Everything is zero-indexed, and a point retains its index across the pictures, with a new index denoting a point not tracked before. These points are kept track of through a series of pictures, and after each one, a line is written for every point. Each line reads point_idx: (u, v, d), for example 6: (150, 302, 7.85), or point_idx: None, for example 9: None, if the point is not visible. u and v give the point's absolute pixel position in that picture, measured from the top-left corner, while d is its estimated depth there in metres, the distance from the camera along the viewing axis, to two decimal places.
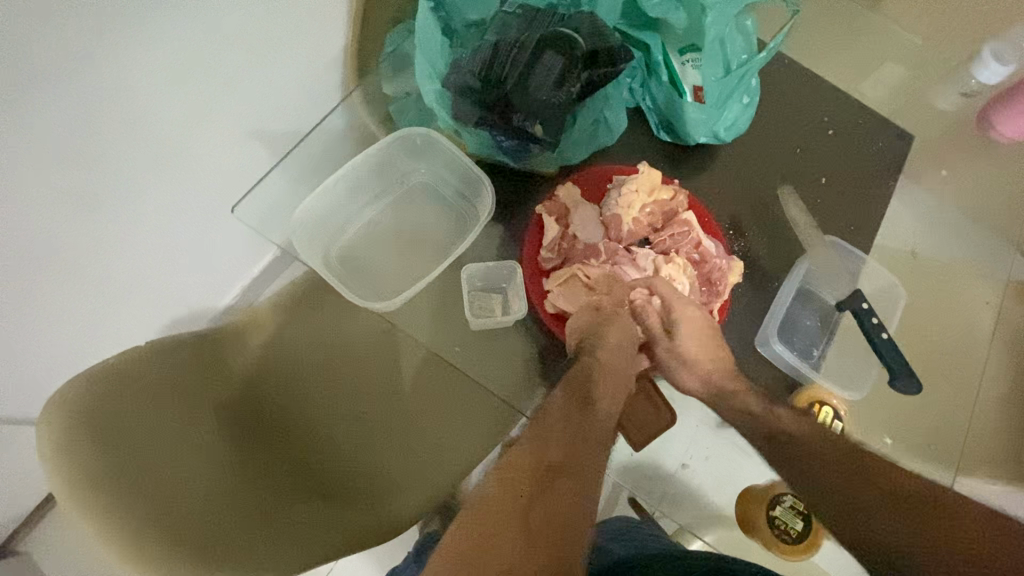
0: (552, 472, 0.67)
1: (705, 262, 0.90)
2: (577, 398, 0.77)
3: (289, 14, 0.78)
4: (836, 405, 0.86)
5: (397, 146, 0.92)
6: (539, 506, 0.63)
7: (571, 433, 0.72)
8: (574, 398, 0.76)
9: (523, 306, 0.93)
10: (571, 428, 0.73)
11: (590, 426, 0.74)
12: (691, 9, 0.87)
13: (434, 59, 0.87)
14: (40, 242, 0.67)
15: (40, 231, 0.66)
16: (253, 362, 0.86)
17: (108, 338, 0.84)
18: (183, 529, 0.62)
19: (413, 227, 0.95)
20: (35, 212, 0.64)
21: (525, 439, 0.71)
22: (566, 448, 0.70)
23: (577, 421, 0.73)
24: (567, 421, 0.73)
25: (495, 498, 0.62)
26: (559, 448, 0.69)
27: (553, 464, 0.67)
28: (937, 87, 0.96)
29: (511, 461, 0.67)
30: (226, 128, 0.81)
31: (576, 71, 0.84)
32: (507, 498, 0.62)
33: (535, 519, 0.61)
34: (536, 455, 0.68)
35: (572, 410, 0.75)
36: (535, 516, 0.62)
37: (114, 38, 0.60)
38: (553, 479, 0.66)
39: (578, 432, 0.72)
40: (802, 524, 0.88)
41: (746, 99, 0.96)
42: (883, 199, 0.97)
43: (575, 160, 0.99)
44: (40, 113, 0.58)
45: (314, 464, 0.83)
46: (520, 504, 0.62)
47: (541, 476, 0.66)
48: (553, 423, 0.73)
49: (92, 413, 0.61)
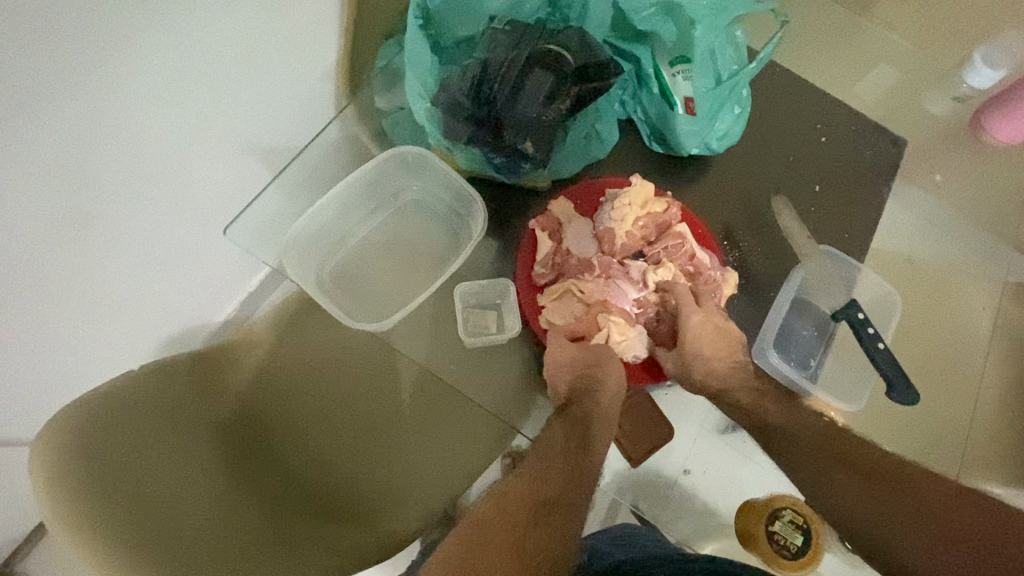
0: (550, 504, 0.58)
1: (700, 279, 0.77)
2: (577, 439, 0.65)
3: (281, 28, 0.71)
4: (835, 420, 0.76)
5: (387, 163, 0.79)
6: (534, 538, 0.54)
7: (571, 470, 0.62)
8: (572, 428, 0.66)
9: (518, 323, 0.81)
10: (571, 459, 0.63)
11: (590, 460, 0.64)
12: (682, 20, 0.75)
13: (420, 73, 0.71)
14: (25, 266, 0.59)
15: (21, 255, 0.58)
16: (251, 377, 0.74)
17: (100, 361, 0.76)
18: (188, 559, 0.53)
19: (405, 244, 0.82)
20: (21, 232, 0.56)
21: (521, 470, 0.61)
22: (564, 481, 0.61)
23: (576, 455, 0.64)
24: (566, 455, 0.63)
25: (489, 523, 0.54)
26: (560, 479, 0.61)
27: (547, 497, 0.58)
28: (934, 87, 0.90)
29: (503, 491, 0.58)
30: (217, 145, 0.73)
31: (567, 85, 0.69)
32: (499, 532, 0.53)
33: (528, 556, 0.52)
34: (531, 486, 0.59)
35: (571, 441, 0.65)
36: (529, 549, 0.53)
37: (119, 39, 0.54)
38: (547, 510, 0.57)
39: (576, 468, 0.63)
40: (803, 538, 0.76)
41: (738, 109, 0.82)
42: (880, 206, 0.86)
43: (567, 174, 0.83)
44: (28, 122, 0.51)
45: (318, 484, 0.71)
46: (513, 535, 0.53)
47: (537, 509, 0.57)
48: (553, 452, 0.64)
49: (89, 443, 0.53)
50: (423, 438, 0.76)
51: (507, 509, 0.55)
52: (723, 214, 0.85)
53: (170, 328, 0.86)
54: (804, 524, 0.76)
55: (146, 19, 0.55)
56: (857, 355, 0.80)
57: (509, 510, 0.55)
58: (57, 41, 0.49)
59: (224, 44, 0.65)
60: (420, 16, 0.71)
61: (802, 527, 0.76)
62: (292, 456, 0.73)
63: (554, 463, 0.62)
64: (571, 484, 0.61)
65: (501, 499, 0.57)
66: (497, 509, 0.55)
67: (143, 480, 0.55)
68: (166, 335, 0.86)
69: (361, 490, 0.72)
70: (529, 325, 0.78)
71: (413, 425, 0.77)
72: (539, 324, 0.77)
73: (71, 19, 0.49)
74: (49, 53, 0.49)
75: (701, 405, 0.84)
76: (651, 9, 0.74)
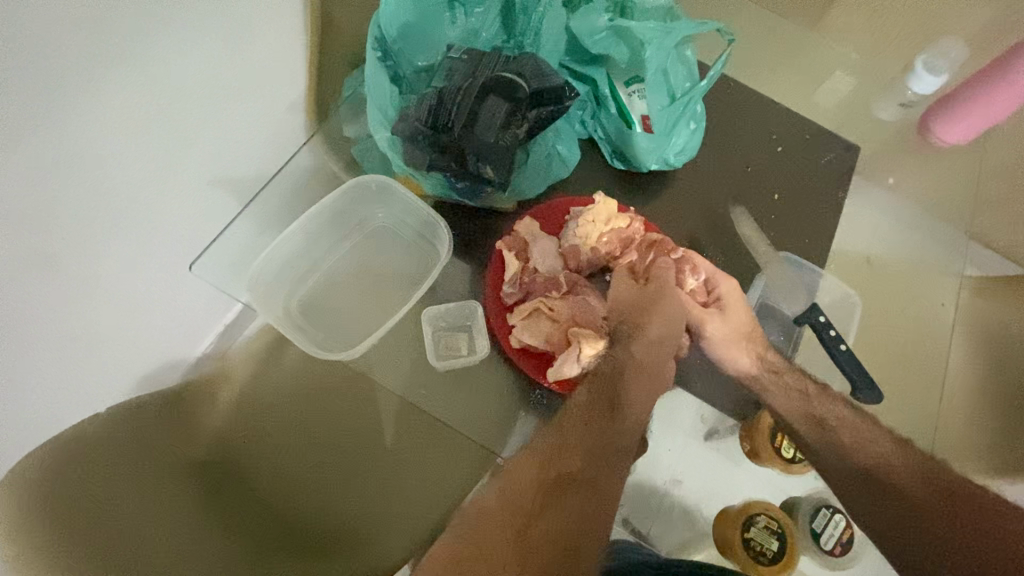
0: (561, 482, 0.57)
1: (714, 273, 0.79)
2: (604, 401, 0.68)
3: (246, 63, 0.73)
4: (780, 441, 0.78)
5: (351, 193, 0.81)
6: (540, 526, 0.52)
7: (592, 443, 0.62)
8: (600, 394, 0.68)
9: (488, 342, 0.81)
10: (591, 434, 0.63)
11: (616, 434, 0.65)
12: (633, 43, 0.78)
13: (382, 103, 0.75)
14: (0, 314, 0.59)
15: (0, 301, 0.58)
16: (227, 413, 0.75)
17: (76, 403, 0.75)
18: None
19: (375, 270, 0.83)
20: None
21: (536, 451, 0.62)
22: (584, 454, 0.60)
23: (599, 425, 0.65)
24: (587, 426, 0.64)
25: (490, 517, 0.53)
26: (579, 458, 0.60)
27: (564, 473, 0.58)
28: (883, 94, 0.93)
29: (512, 476, 0.58)
30: (187, 180, 0.74)
31: (522, 110, 0.72)
32: (503, 521, 0.52)
33: (535, 538, 0.51)
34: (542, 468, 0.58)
35: (598, 406, 0.67)
36: (535, 536, 0.51)
37: (90, 84, 0.56)
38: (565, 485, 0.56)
39: (595, 440, 0.62)
40: (778, 542, 0.77)
41: (693, 124, 0.85)
42: (836, 211, 0.90)
43: (532, 194, 0.85)
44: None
45: (294, 515, 0.70)
46: (517, 527, 0.52)
47: (548, 489, 0.56)
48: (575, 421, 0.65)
49: (64, 485, 0.52)
50: (402, 468, 0.76)
51: (511, 498, 0.55)
52: (687, 225, 0.87)
53: (146, 364, 0.85)
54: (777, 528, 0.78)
55: (113, 65, 0.57)
56: (821, 355, 0.83)
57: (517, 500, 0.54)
58: (23, 82, 0.50)
59: (191, 85, 0.66)
60: (379, 49, 0.74)
61: (777, 530, 0.78)
62: (267, 488, 0.72)
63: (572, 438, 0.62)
64: (590, 459, 0.60)
65: (505, 498, 0.55)
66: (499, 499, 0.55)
67: (117, 519, 0.54)
68: (144, 372, 0.85)
69: (339, 516, 0.72)
70: (500, 343, 0.79)
71: (390, 453, 0.77)
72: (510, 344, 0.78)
73: (37, 67, 0.51)
74: (15, 102, 0.50)
75: (691, 411, 0.81)
76: (603, 33, 0.79)
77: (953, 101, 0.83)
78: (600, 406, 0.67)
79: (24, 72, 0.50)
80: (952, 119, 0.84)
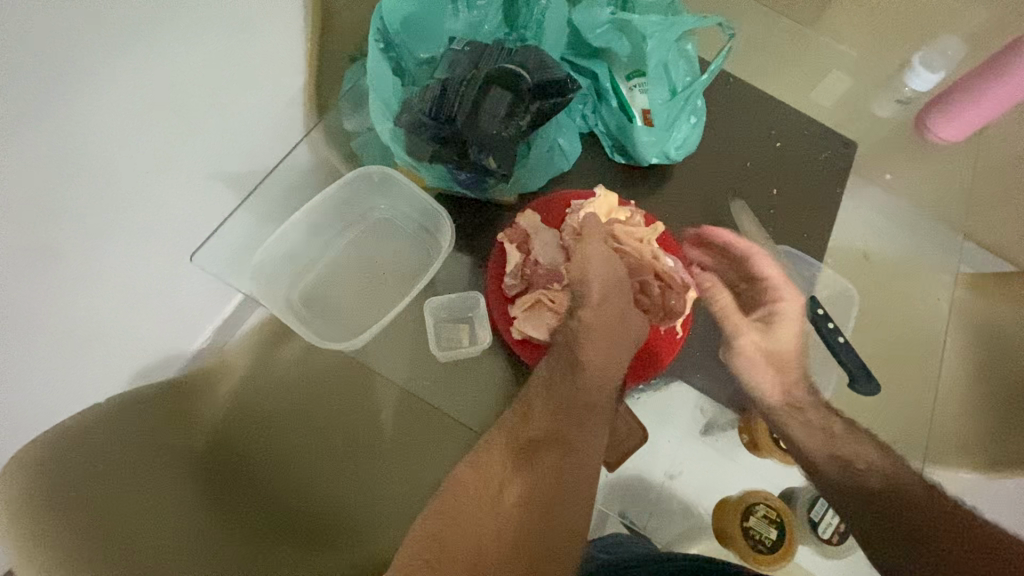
0: (531, 449, 0.63)
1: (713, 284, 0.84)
2: (567, 363, 0.71)
3: (248, 53, 0.72)
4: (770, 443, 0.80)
5: (353, 185, 0.81)
6: (512, 491, 0.59)
7: (554, 407, 0.67)
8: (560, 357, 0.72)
9: (489, 334, 0.81)
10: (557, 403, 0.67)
11: (581, 391, 0.69)
12: (633, 36, 0.80)
13: (383, 93, 0.75)
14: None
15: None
16: (227, 407, 0.75)
17: (71, 394, 0.75)
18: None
19: (376, 262, 0.83)
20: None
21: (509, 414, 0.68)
22: (550, 419, 0.66)
23: (565, 390, 0.68)
24: (551, 390, 0.69)
25: (470, 489, 0.59)
26: (545, 420, 0.66)
27: (532, 440, 0.64)
28: (881, 90, 0.94)
29: (483, 447, 0.64)
30: (187, 170, 0.73)
31: (525, 102, 0.72)
32: (480, 493, 0.58)
33: (505, 504, 0.58)
34: (511, 436, 0.65)
35: (560, 370, 0.71)
36: (508, 501, 0.58)
37: (94, 71, 0.55)
38: (533, 453, 0.63)
39: (561, 401, 0.67)
40: (777, 531, 0.78)
41: (693, 119, 0.86)
42: (833, 205, 0.90)
43: (533, 187, 0.85)
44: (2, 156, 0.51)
45: (293, 507, 0.71)
46: (491, 497, 0.58)
47: (517, 455, 0.62)
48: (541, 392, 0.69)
49: (65, 473, 0.52)
50: (402, 460, 0.77)
51: (485, 469, 0.61)
52: (687, 218, 0.88)
53: (144, 357, 0.85)
54: (775, 516, 0.78)
55: (117, 52, 0.56)
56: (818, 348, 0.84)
57: (490, 474, 0.60)
58: (26, 68, 0.50)
59: (193, 73, 0.66)
60: (381, 41, 0.74)
61: (775, 519, 0.79)
62: (268, 480, 0.72)
63: (540, 400, 0.68)
64: (556, 424, 0.65)
65: (481, 470, 0.61)
66: (475, 471, 0.61)
67: (119, 508, 0.54)
68: (141, 364, 0.85)
69: (339, 508, 0.72)
70: (502, 333, 0.79)
71: (390, 446, 0.77)
72: (512, 334, 0.78)
73: (41, 53, 0.50)
74: (16, 87, 0.49)
75: (689, 405, 0.82)
76: (605, 26, 0.80)
77: (953, 94, 0.83)
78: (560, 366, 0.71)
79: (29, 57, 0.49)
80: (952, 116, 0.84)
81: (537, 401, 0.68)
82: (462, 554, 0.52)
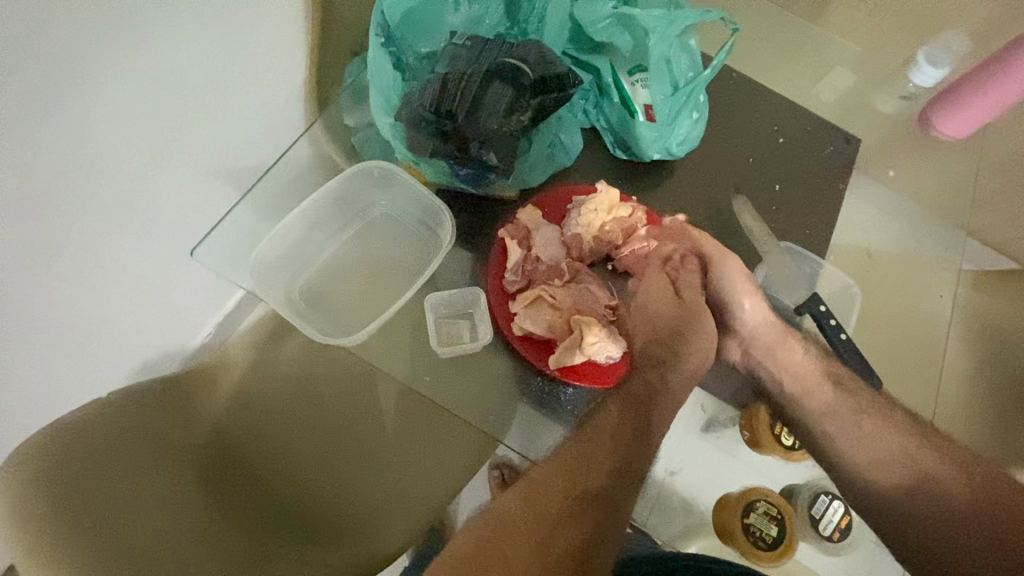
0: (590, 496, 0.54)
1: (719, 251, 0.79)
2: (637, 412, 0.64)
3: (249, 49, 0.72)
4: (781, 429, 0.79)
5: (354, 179, 0.81)
6: (563, 539, 0.50)
7: (619, 460, 0.58)
8: (630, 412, 0.64)
9: (490, 330, 0.80)
10: (617, 449, 0.59)
11: (646, 451, 0.61)
12: (636, 32, 0.79)
13: (384, 90, 0.74)
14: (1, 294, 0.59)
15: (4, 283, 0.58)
16: (229, 402, 0.75)
17: (71, 387, 0.75)
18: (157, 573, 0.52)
19: (377, 258, 0.83)
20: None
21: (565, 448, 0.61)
22: (611, 474, 0.57)
23: (630, 440, 0.60)
24: (618, 439, 0.60)
25: (516, 521, 0.51)
26: (608, 470, 0.57)
27: (589, 491, 0.55)
28: (884, 86, 0.94)
29: (538, 481, 0.55)
30: (189, 166, 0.73)
31: (526, 97, 0.71)
32: (522, 528, 0.50)
33: (557, 555, 0.49)
34: (567, 478, 0.56)
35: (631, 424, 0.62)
36: (557, 550, 0.49)
37: (94, 67, 0.55)
38: (588, 501, 0.54)
39: (626, 455, 0.59)
40: (778, 528, 0.78)
41: (695, 114, 0.85)
42: (836, 202, 0.90)
43: (535, 182, 0.85)
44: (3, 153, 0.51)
45: (294, 502, 0.71)
46: (538, 541, 0.49)
47: (575, 502, 0.53)
48: (606, 435, 0.61)
49: (67, 469, 0.53)
50: (403, 456, 0.77)
51: (541, 507, 0.52)
52: (689, 215, 0.87)
53: (145, 352, 0.85)
54: (777, 514, 0.78)
55: (116, 49, 0.56)
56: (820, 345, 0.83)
57: (544, 515, 0.51)
58: (25, 65, 0.50)
59: (194, 69, 0.66)
60: (381, 35, 0.73)
61: (777, 516, 0.78)
62: (269, 474, 0.72)
63: (600, 442, 0.60)
64: (618, 474, 0.57)
65: (534, 503, 0.53)
66: (530, 504, 0.52)
67: (118, 503, 0.55)
68: (143, 358, 0.85)
69: (339, 504, 0.72)
70: (502, 329, 0.79)
71: (391, 442, 0.77)
72: (513, 330, 0.78)
73: (42, 50, 0.50)
74: (15, 84, 0.50)
75: (690, 403, 0.82)
76: (607, 20, 0.79)
77: (957, 91, 0.83)
78: (632, 422, 0.62)
79: (27, 56, 0.50)
80: (954, 111, 0.84)
81: (598, 442, 0.60)
82: None
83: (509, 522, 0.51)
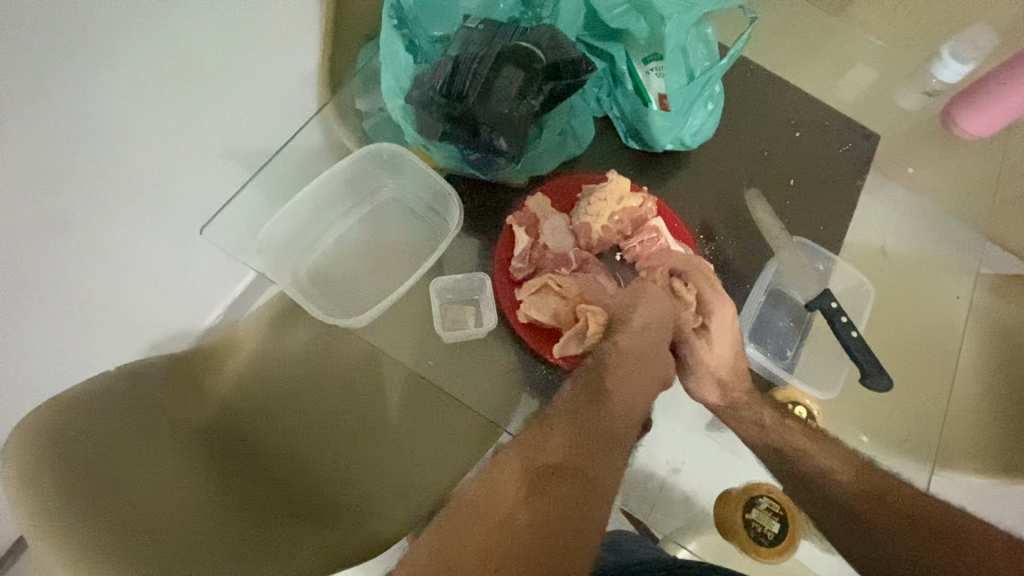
0: (555, 468, 0.56)
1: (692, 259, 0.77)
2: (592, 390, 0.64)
3: (261, 30, 0.72)
4: (810, 406, 0.78)
5: (364, 163, 0.81)
6: (525, 514, 0.52)
7: (577, 428, 0.60)
8: (589, 383, 0.65)
9: (495, 316, 0.79)
10: (582, 419, 0.61)
11: (607, 417, 0.62)
12: (653, 18, 0.78)
13: (396, 70, 0.75)
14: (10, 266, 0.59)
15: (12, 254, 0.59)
16: (233, 382, 0.75)
17: (78, 363, 0.76)
18: (158, 539, 0.53)
19: (383, 243, 0.83)
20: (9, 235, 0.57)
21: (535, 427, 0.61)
22: (578, 441, 0.59)
23: (588, 417, 0.61)
24: (577, 413, 0.61)
25: (481, 500, 0.53)
26: (567, 440, 0.58)
27: (549, 464, 0.56)
28: (906, 83, 0.92)
29: (501, 459, 0.58)
30: (200, 146, 0.73)
31: (537, 82, 0.70)
32: (486, 507, 0.52)
33: (518, 526, 0.51)
34: (532, 453, 0.57)
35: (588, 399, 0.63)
36: (521, 523, 0.51)
37: (106, 43, 0.55)
38: (551, 476, 0.55)
39: (587, 426, 0.60)
40: (779, 525, 0.77)
41: (711, 105, 0.85)
42: (851, 199, 0.88)
43: (544, 169, 0.84)
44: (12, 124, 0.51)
45: (294, 482, 0.71)
46: (499, 516, 0.51)
47: (542, 478, 0.55)
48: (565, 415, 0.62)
49: (70, 438, 0.53)
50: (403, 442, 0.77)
51: (497, 485, 0.54)
52: (700, 208, 0.86)
53: (154, 331, 0.86)
54: (779, 511, 0.77)
55: (128, 25, 0.56)
56: (830, 344, 0.82)
57: (502, 493, 0.53)
58: (37, 38, 0.50)
59: (206, 47, 0.65)
60: (395, 17, 0.74)
61: (779, 513, 0.77)
62: (271, 453, 0.73)
63: (563, 419, 0.61)
64: (577, 443, 0.58)
65: (494, 483, 0.55)
66: (487, 485, 0.54)
67: (122, 471, 0.55)
68: (151, 337, 0.86)
69: (339, 487, 0.73)
70: (507, 316, 0.78)
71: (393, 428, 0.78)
72: (518, 318, 0.77)
73: (53, 24, 0.50)
74: (27, 57, 0.50)
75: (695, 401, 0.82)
76: (622, 8, 0.78)
77: (982, 87, 0.81)
78: (586, 391, 0.63)
79: (38, 29, 0.49)
80: (979, 108, 0.82)
81: (559, 417, 0.61)
82: (468, 556, 0.49)
83: (473, 504, 0.53)
